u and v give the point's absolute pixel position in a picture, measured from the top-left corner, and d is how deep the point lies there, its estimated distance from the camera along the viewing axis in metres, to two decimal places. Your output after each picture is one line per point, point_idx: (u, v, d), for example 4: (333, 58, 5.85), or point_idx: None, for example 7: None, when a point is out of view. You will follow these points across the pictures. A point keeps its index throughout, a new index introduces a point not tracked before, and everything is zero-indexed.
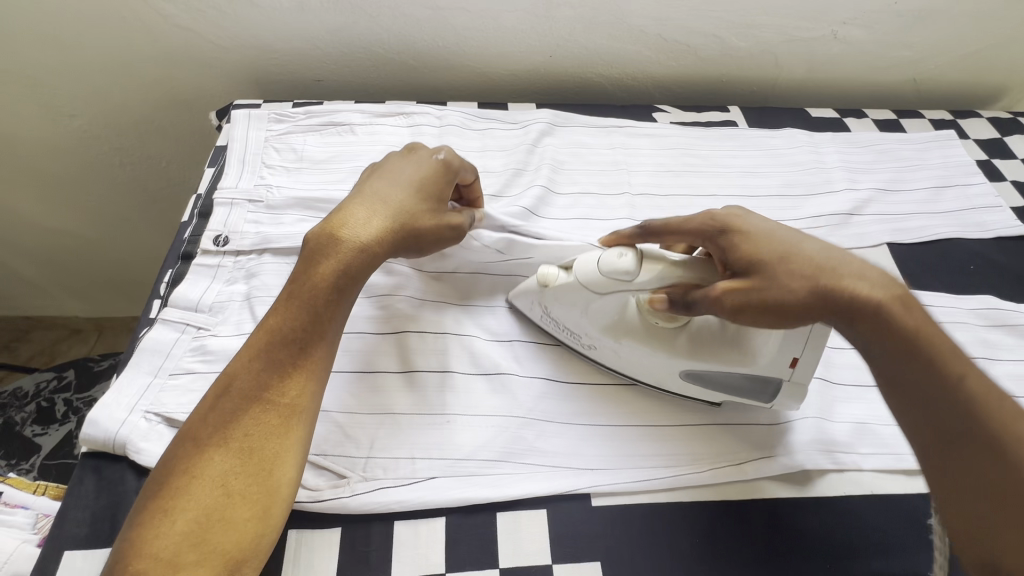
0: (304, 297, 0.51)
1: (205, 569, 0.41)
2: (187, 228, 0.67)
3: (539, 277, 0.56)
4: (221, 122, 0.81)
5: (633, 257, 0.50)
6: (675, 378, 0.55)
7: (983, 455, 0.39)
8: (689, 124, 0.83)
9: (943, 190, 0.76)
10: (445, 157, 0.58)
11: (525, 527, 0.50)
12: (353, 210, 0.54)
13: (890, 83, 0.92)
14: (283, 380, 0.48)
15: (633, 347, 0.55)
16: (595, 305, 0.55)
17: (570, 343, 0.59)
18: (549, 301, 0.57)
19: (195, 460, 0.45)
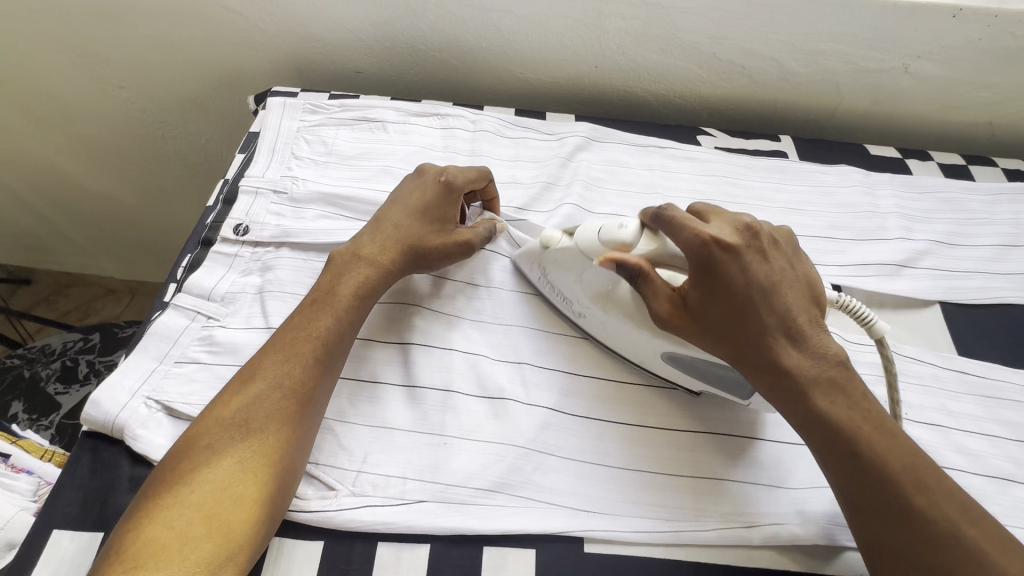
0: (329, 298, 0.52)
1: (216, 545, 0.41)
2: (211, 213, 0.67)
3: (543, 238, 0.56)
4: (258, 107, 0.81)
5: (635, 228, 0.49)
6: (657, 359, 0.54)
7: (884, 486, 0.42)
8: (735, 151, 0.78)
9: (1009, 249, 0.69)
10: (447, 176, 0.57)
11: (510, 566, 0.48)
12: (369, 233, 0.56)
13: (962, 125, 0.85)
14: (303, 370, 0.48)
15: (618, 321, 0.54)
16: (588, 273, 0.54)
17: (563, 309, 0.60)
18: (548, 263, 0.57)
19: (218, 440, 0.45)
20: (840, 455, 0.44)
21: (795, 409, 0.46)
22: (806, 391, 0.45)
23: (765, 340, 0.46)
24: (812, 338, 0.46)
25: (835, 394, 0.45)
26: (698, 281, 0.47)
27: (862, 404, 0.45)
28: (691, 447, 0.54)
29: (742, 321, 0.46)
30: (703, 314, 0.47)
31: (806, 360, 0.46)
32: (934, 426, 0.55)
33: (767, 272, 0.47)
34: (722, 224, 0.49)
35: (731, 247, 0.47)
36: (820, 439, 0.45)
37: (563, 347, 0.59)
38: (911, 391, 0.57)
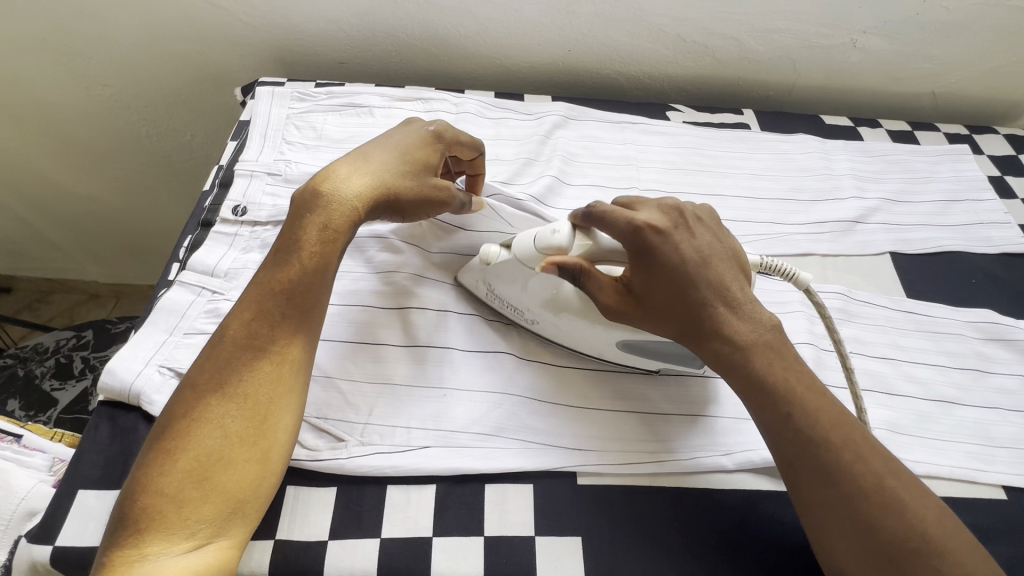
0: (290, 252, 0.51)
1: (212, 507, 0.43)
2: (209, 197, 0.70)
3: (482, 255, 0.56)
4: (245, 98, 0.84)
5: (568, 232, 0.50)
6: (613, 348, 0.57)
7: (815, 451, 0.44)
8: (702, 125, 0.84)
9: (951, 204, 0.76)
10: (435, 127, 0.60)
11: (511, 499, 0.52)
12: (337, 167, 0.55)
13: (908, 95, 0.92)
14: (272, 324, 0.49)
15: (572, 322, 0.56)
16: (532, 282, 0.54)
17: (516, 318, 0.60)
18: (490, 278, 0.58)
19: (197, 408, 0.46)
20: (779, 421, 0.46)
21: (741, 383, 0.47)
22: (755, 354, 0.47)
23: (704, 314, 0.47)
24: (750, 305, 0.48)
25: (768, 360, 0.47)
26: (644, 265, 0.48)
27: (791, 368, 0.47)
28: (671, 388, 0.59)
29: (682, 299, 0.47)
30: (652, 293, 0.48)
31: (740, 328, 0.48)
32: (885, 359, 0.62)
33: (697, 250, 0.48)
34: (656, 209, 0.50)
35: (663, 231, 0.48)
36: (763, 409, 0.47)
37: None
38: (866, 329, 0.63)
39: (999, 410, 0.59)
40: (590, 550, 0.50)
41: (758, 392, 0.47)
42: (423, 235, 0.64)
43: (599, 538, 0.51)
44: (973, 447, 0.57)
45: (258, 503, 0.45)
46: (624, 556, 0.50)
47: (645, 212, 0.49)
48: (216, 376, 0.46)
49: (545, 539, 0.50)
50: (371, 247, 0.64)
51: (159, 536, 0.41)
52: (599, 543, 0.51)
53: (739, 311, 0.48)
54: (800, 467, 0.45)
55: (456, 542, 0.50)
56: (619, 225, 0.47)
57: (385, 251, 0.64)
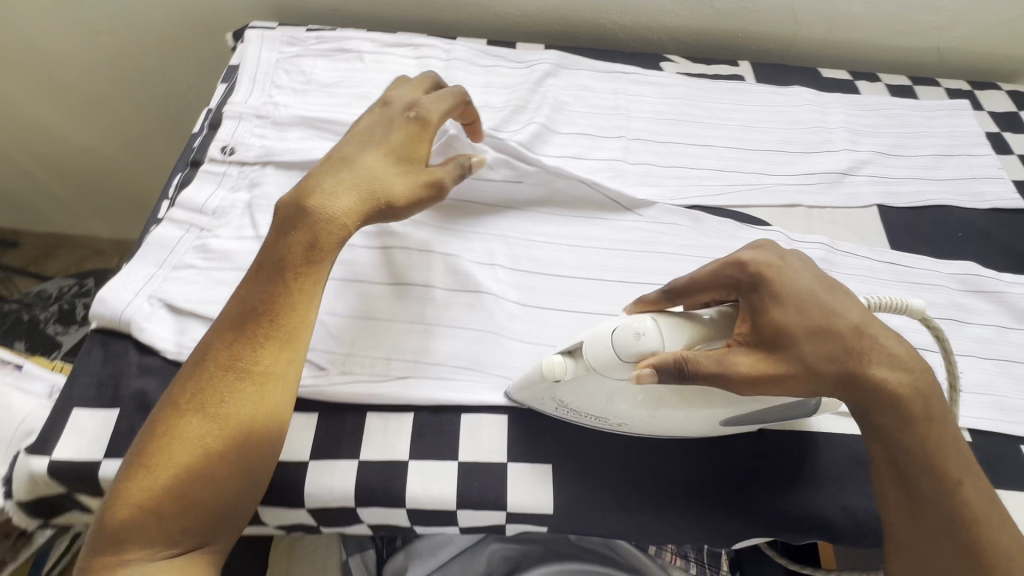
0: (276, 267, 0.49)
1: (191, 526, 0.42)
2: (198, 138, 0.71)
3: (543, 367, 0.47)
4: (235, 43, 0.83)
5: (654, 331, 0.42)
6: (715, 425, 0.52)
7: (966, 522, 0.42)
8: (696, 76, 0.83)
9: (945, 158, 0.75)
10: (419, 114, 0.56)
11: (486, 429, 0.54)
12: (322, 178, 0.52)
13: (911, 50, 0.90)
14: (255, 345, 0.46)
15: (671, 415, 0.49)
16: (619, 394, 0.47)
17: (597, 426, 0.53)
18: (562, 394, 0.49)
19: (177, 427, 0.44)
20: (935, 485, 0.42)
21: (900, 439, 0.43)
22: (916, 409, 0.43)
23: (864, 358, 0.43)
24: (905, 353, 0.44)
25: (927, 418, 0.43)
26: (770, 300, 0.44)
27: (945, 431, 0.43)
28: None
29: (835, 333, 0.43)
30: (793, 335, 0.43)
31: (901, 381, 0.43)
32: None
33: (841, 294, 0.45)
34: (744, 249, 0.47)
35: (773, 263, 0.45)
36: (924, 471, 0.43)
37: (534, 248, 0.64)
38: (845, 279, 0.63)
39: (972, 358, 0.60)
40: (561, 477, 0.52)
41: (914, 452, 0.43)
42: None
43: (569, 466, 0.53)
44: None
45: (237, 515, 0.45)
46: (592, 484, 0.52)
47: (747, 250, 0.46)
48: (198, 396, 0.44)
49: (517, 466, 0.52)
50: None
51: (140, 553, 0.41)
52: (569, 471, 0.53)
53: (899, 357, 0.43)
54: (946, 543, 0.42)
55: (432, 465, 0.52)
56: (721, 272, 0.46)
57: None
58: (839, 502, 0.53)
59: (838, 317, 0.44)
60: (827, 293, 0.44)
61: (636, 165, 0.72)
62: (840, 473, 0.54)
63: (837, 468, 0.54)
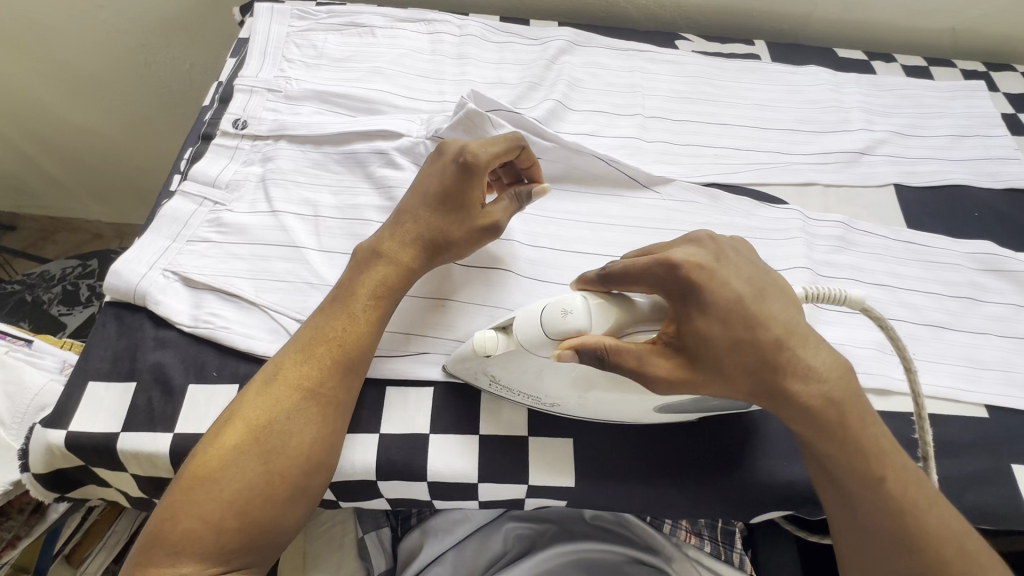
0: (348, 299, 0.50)
1: (245, 538, 0.43)
2: (208, 112, 0.70)
3: (476, 344, 0.45)
4: (244, 17, 0.82)
5: (583, 309, 0.41)
6: (650, 413, 0.50)
7: (898, 515, 0.42)
8: (711, 55, 0.82)
9: (961, 139, 0.75)
10: (466, 158, 0.51)
11: (506, 403, 0.54)
12: (389, 230, 0.53)
13: (926, 32, 0.89)
14: (324, 370, 0.48)
15: (603, 397, 0.47)
16: (547, 371, 0.45)
17: (532, 403, 0.52)
18: (495, 367, 0.47)
19: (244, 442, 0.44)
20: (868, 482, 0.43)
21: (830, 442, 0.43)
22: (834, 417, 0.42)
23: (784, 369, 0.41)
24: (823, 362, 0.42)
25: (858, 418, 0.43)
26: (697, 310, 0.40)
27: (870, 429, 0.43)
28: None
29: (755, 347, 0.40)
30: (711, 349, 0.40)
31: (820, 386, 0.42)
32: (883, 286, 0.62)
33: (771, 314, 0.41)
34: (681, 244, 0.43)
35: (707, 267, 0.40)
36: (855, 470, 0.43)
37: (551, 225, 0.63)
38: (862, 257, 0.63)
39: (989, 336, 0.60)
40: (580, 451, 0.52)
41: (844, 454, 0.43)
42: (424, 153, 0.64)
43: (589, 439, 0.53)
44: (959, 368, 0.58)
45: (287, 533, 0.46)
46: (613, 457, 0.53)
47: (682, 248, 0.41)
48: (267, 416, 0.45)
49: (538, 440, 0.52)
50: (373, 162, 0.64)
51: (194, 558, 0.41)
52: (589, 444, 0.53)
53: (819, 368, 0.42)
54: (880, 535, 0.42)
55: (452, 438, 0.52)
56: (650, 272, 0.40)
57: (387, 168, 0.64)
58: None
59: (763, 334, 0.40)
60: (753, 308, 0.40)
61: (652, 143, 0.71)
62: None
63: None
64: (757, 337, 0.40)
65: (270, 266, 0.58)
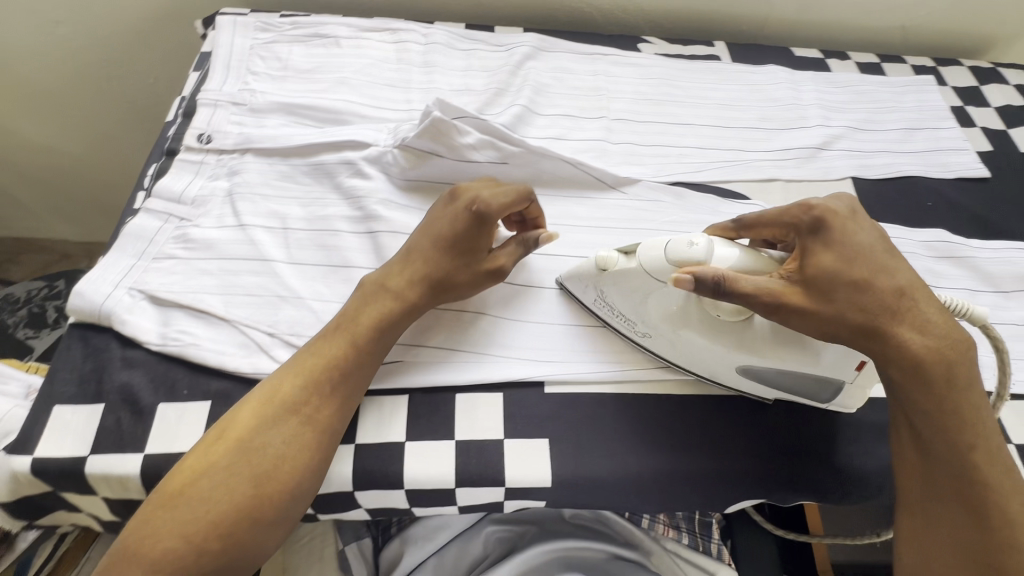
0: (352, 324, 0.51)
1: (221, 560, 0.43)
2: (172, 127, 0.69)
3: (598, 260, 0.52)
4: (206, 31, 0.81)
5: (706, 246, 0.46)
6: (730, 371, 0.53)
7: (972, 472, 0.44)
8: (673, 57, 0.84)
9: (913, 132, 0.78)
10: (478, 207, 0.52)
11: (482, 407, 0.54)
12: (397, 265, 0.54)
13: (878, 30, 0.92)
14: (322, 395, 0.48)
15: (693, 339, 0.52)
16: (653, 296, 0.51)
17: (623, 330, 0.56)
18: (606, 284, 0.53)
19: (233, 461, 0.45)
20: (953, 438, 0.45)
21: (918, 391, 0.45)
22: (936, 369, 0.44)
23: (898, 314, 0.45)
24: (937, 318, 0.45)
25: (959, 377, 0.45)
26: (821, 247, 0.46)
27: (969, 390, 0.45)
28: None
29: (872, 289, 0.45)
30: (832, 283, 0.45)
31: (926, 339, 0.45)
32: None
33: (891, 270, 0.46)
34: (830, 196, 0.49)
35: (841, 217, 0.47)
36: (944, 425, 0.45)
37: None
38: None
39: None
40: (557, 452, 0.52)
41: (936, 408, 0.45)
42: (392, 162, 0.64)
43: (564, 438, 0.53)
44: None
45: (260, 556, 0.46)
46: (589, 455, 0.53)
47: (825, 198, 0.48)
48: (258, 439, 0.46)
49: (514, 443, 0.53)
50: (341, 173, 0.64)
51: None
52: (565, 444, 0.53)
53: (931, 322, 0.45)
54: (945, 489, 0.45)
55: (429, 445, 0.52)
56: (787, 214, 0.49)
57: (356, 179, 0.64)
58: (827, 462, 0.54)
59: (882, 280, 0.45)
60: (870, 260, 0.46)
61: (618, 145, 0.72)
62: (827, 436, 0.55)
63: (825, 432, 0.55)
64: (870, 282, 0.45)
65: (240, 280, 0.57)
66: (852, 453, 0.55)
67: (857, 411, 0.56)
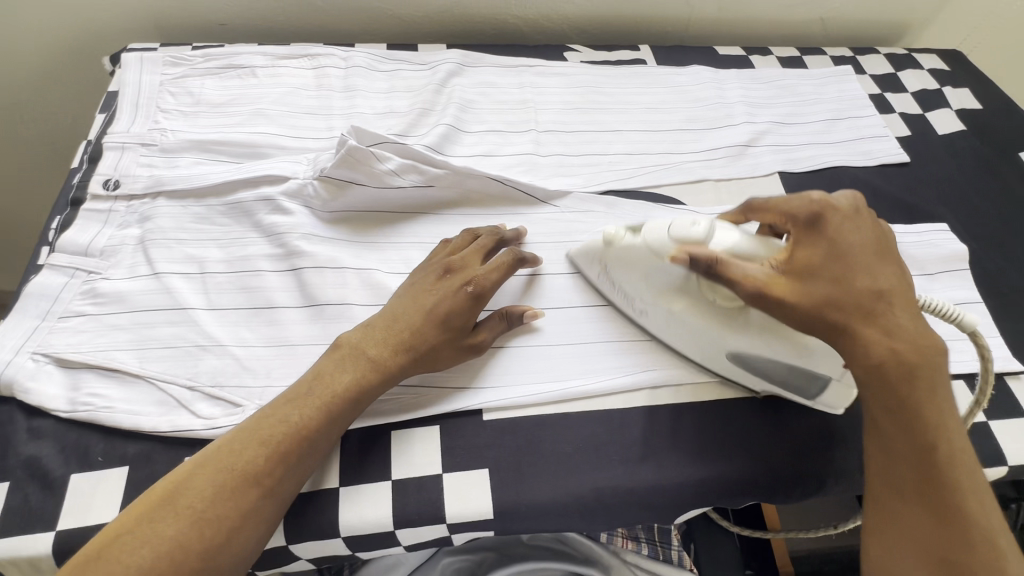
0: (322, 379, 0.49)
1: None
2: (76, 175, 0.65)
3: (606, 235, 0.55)
4: (114, 68, 0.78)
5: (708, 227, 0.48)
6: (720, 357, 0.53)
7: (943, 487, 0.43)
8: (599, 63, 0.84)
9: (835, 122, 0.79)
10: (477, 288, 0.54)
11: (418, 443, 0.52)
12: (382, 318, 0.53)
13: (798, 23, 0.94)
14: (275, 456, 0.45)
15: (684, 318, 0.52)
16: (654, 271, 0.52)
17: (621, 305, 0.59)
18: (613, 263, 0.56)
19: (171, 527, 0.41)
20: (923, 448, 0.44)
21: (880, 394, 0.45)
22: (905, 373, 0.44)
23: (873, 314, 0.45)
24: (910, 325, 0.45)
25: (929, 385, 0.44)
26: (808, 243, 0.47)
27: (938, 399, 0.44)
28: (577, 320, 0.59)
29: (848, 288, 0.45)
30: (814, 275, 0.46)
31: (898, 340, 0.45)
32: None
33: (879, 277, 0.46)
34: (834, 192, 0.50)
35: (841, 215, 0.48)
36: (918, 434, 0.44)
37: None
38: None
39: None
40: (498, 480, 0.51)
41: (909, 415, 0.44)
42: (313, 194, 0.62)
43: (504, 467, 0.52)
44: None
45: None
46: (531, 482, 0.51)
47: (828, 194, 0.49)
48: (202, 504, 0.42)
49: (453, 476, 0.51)
50: (260, 210, 0.62)
51: None
52: (506, 472, 0.52)
53: (906, 328, 0.45)
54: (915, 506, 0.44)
55: (365, 488, 0.50)
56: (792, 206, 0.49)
57: (276, 215, 0.61)
58: (768, 462, 0.54)
59: (863, 283, 0.46)
60: (858, 263, 0.46)
61: (547, 157, 0.72)
62: (768, 435, 0.55)
63: (765, 432, 0.55)
64: (853, 281, 0.46)
65: (154, 333, 0.55)
66: (792, 450, 0.55)
67: (794, 408, 0.56)
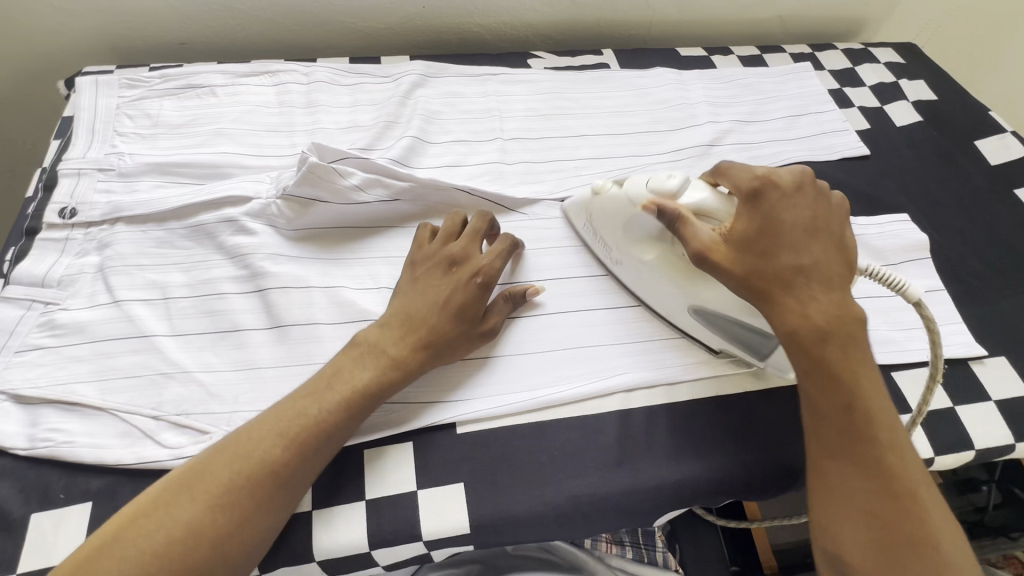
0: (340, 374, 0.48)
1: None
2: (31, 204, 0.64)
3: (596, 185, 0.59)
4: (69, 92, 0.76)
5: (682, 181, 0.51)
6: (683, 313, 0.57)
7: (868, 445, 0.43)
8: (563, 69, 0.84)
9: (796, 119, 0.81)
10: (485, 277, 0.54)
11: (391, 461, 0.52)
12: (399, 309, 0.53)
13: (758, 22, 0.96)
14: (293, 450, 0.44)
15: (653, 270, 0.57)
16: (631, 222, 0.56)
17: (598, 251, 0.63)
18: (597, 210, 0.60)
19: (186, 512, 0.40)
20: (844, 408, 0.44)
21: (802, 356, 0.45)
22: (828, 336, 0.44)
23: (793, 284, 0.45)
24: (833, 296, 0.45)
25: (846, 351, 0.44)
26: (745, 214, 0.48)
27: (859, 362, 0.44)
28: (549, 327, 0.59)
29: (772, 262, 0.46)
30: (744, 247, 0.47)
31: (822, 312, 0.45)
32: None
33: (811, 250, 0.46)
34: (783, 167, 0.49)
35: (782, 189, 0.48)
36: (836, 394, 0.44)
37: None
38: None
39: None
40: (473, 493, 0.51)
41: (830, 376, 0.44)
42: (277, 212, 0.61)
43: (479, 480, 0.51)
44: None
45: None
46: (506, 493, 0.51)
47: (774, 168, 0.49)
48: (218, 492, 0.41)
49: (428, 492, 0.51)
50: (223, 231, 0.61)
51: None
52: (481, 485, 0.51)
53: (825, 297, 0.45)
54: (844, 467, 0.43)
55: (339, 510, 0.49)
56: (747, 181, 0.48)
57: (239, 235, 0.60)
58: (742, 460, 0.54)
59: (789, 256, 0.46)
60: (789, 237, 0.46)
61: (513, 165, 0.72)
62: (740, 434, 0.55)
63: (738, 432, 0.55)
64: (780, 254, 0.46)
65: (116, 362, 0.53)
66: (765, 447, 0.55)
67: (763, 406, 0.57)
